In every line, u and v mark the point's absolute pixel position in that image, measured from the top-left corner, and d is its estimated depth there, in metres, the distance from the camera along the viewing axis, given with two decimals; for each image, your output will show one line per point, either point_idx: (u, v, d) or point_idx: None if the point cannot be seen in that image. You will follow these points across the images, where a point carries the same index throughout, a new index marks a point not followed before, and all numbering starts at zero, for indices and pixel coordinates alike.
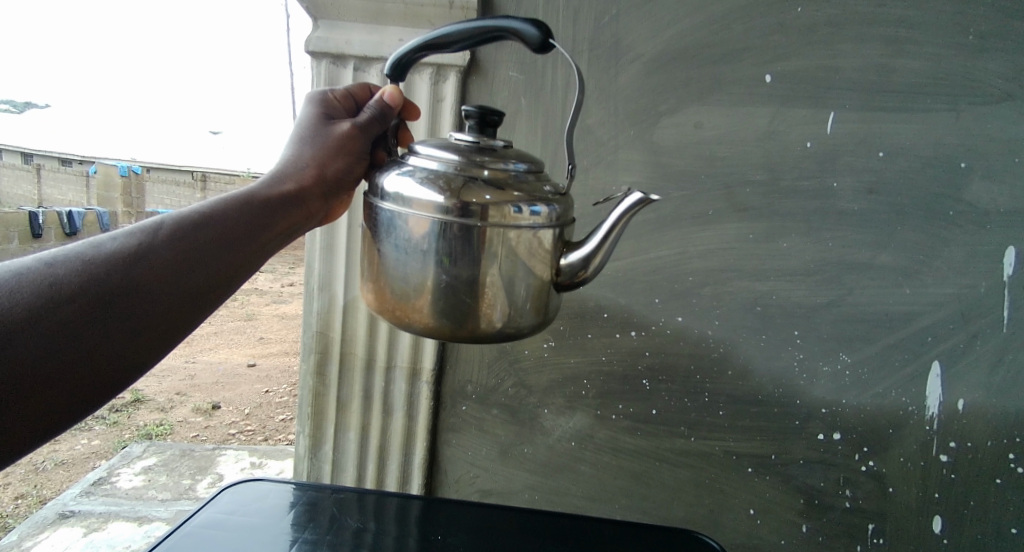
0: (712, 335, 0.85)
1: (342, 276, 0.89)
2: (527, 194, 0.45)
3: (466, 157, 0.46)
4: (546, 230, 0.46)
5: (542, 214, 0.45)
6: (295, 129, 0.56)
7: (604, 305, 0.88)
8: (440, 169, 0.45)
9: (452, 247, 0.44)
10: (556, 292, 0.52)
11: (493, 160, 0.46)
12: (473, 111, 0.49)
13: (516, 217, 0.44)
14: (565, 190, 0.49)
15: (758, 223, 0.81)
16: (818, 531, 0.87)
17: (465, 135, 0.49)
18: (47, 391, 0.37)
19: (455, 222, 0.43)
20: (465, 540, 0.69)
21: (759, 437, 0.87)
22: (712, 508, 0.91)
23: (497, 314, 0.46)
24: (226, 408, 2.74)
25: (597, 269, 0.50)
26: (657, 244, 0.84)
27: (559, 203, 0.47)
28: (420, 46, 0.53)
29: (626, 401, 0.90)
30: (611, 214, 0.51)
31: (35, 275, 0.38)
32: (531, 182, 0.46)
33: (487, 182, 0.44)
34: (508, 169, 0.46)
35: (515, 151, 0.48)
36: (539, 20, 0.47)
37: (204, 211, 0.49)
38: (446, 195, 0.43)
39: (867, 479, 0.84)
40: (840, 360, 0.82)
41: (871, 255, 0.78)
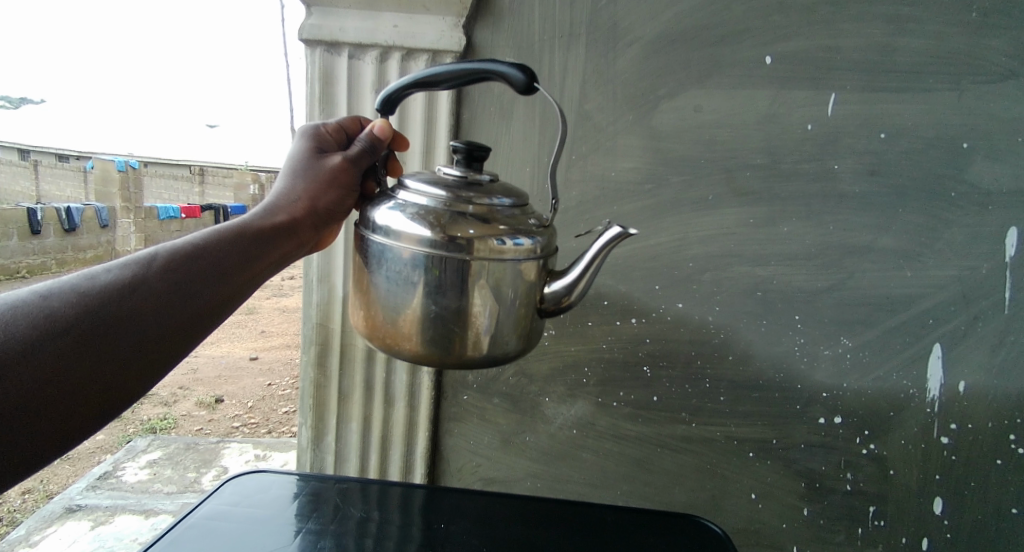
0: (713, 321, 0.85)
1: (341, 267, 0.89)
2: (514, 227, 0.46)
3: (454, 192, 0.47)
4: (531, 261, 0.48)
5: (529, 247, 0.47)
6: (290, 162, 0.58)
7: (604, 293, 0.88)
8: (428, 205, 0.47)
9: (441, 275, 0.45)
10: (541, 318, 0.53)
11: (481, 195, 0.47)
12: (462, 146, 0.50)
13: (503, 251, 0.45)
14: (549, 222, 0.51)
15: (759, 206, 0.80)
16: (819, 514, 0.88)
17: (450, 169, 0.51)
18: (37, 425, 0.37)
19: (444, 254, 0.45)
20: (469, 528, 0.70)
21: (760, 422, 0.87)
22: (714, 493, 0.91)
23: (486, 340, 0.47)
24: (228, 401, 2.75)
25: (581, 294, 0.52)
26: (656, 230, 0.84)
27: (545, 235, 0.49)
28: (410, 84, 0.54)
29: (627, 388, 0.90)
30: (593, 245, 0.53)
31: (29, 308, 0.38)
32: (517, 217, 0.48)
33: (475, 217, 0.46)
34: (495, 204, 0.47)
35: (502, 187, 0.50)
36: (525, 65, 0.49)
37: (199, 241, 0.48)
38: (436, 231, 0.45)
39: (868, 462, 0.85)
40: (841, 344, 0.82)
41: (872, 238, 0.78)
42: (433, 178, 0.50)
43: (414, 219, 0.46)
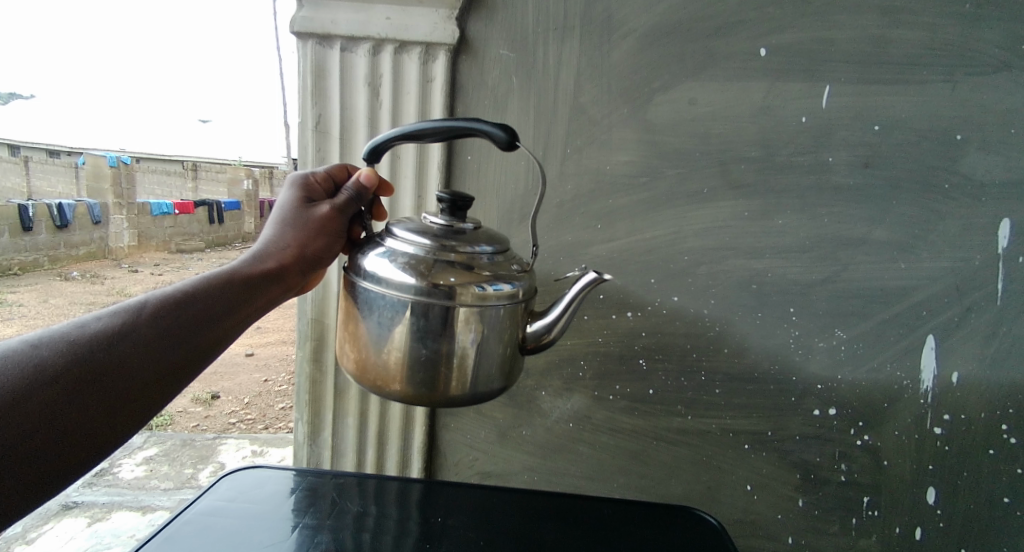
0: (708, 314, 0.85)
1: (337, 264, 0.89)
2: (494, 275, 0.56)
3: (441, 243, 0.56)
4: (508, 304, 0.57)
5: (508, 292, 0.56)
6: (279, 212, 0.64)
7: (600, 286, 0.88)
8: (418, 254, 0.56)
9: (429, 321, 0.54)
10: (522, 352, 0.63)
11: (465, 245, 0.56)
12: (447, 198, 0.59)
13: (483, 296, 0.54)
14: (525, 266, 0.60)
15: (754, 199, 0.80)
16: (814, 505, 0.89)
17: (436, 218, 0.60)
18: (31, 462, 0.41)
19: (431, 302, 0.54)
20: (465, 521, 0.70)
21: (755, 414, 0.87)
22: (710, 484, 0.92)
23: (467, 379, 0.56)
24: (225, 397, 2.74)
25: (559, 332, 0.63)
26: (652, 223, 0.84)
27: (521, 279, 0.58)
28: (398, 136, 0.62)
29: (622, 381, 0.91)
30: (572, 289, 0.63)
31: (19, 357, 0.42)
32: (497, 264, 0.57)
33: (459, 266, 0.55)
34: (477, 252, 0.56)
35: (483, 235, 0.59)
36: (506, 125, 0.57)
37: (187, 289, 0.53)
38: (426, 280, 0.53)
39: (862, 453, 0.85)
40: (836, 336, 0.82)
41: (867, 230, 0.78)
42: (422, 227, 0.59)
43: (405, 267, 0.55)
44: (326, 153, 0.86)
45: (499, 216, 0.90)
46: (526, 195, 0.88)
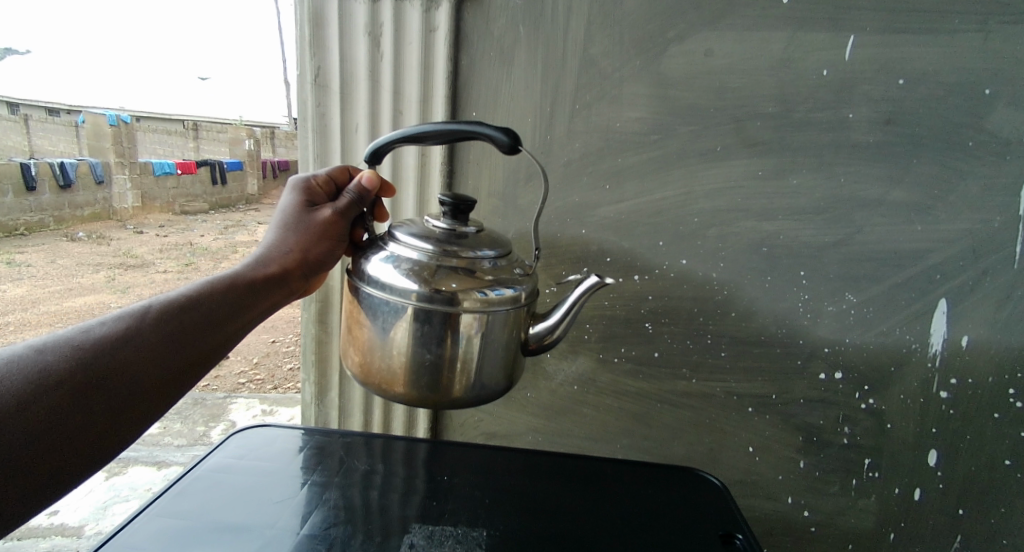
0: (717, 278, 0.84)
1: None
2: (495, 279, 0.57)
3: (443, 248, 0.57)
4: (510, 307, 0.58)
5: (510, 295, 0.57)
6: (280, 217, 0.66)
7: (607, 249, 0.87)
8: (420, 258, 0.57)
9: (431, 326, 0.55)
10: (523, 354, 0.65)
11: (466, 250, 0.57)
12: (450, 201, 0.60)
13: (487, 301, 0.56)
14: (527, 270, 0.62)
15: (768, 158, 0.78)
16: (814, 467, 0.90)
17: (438, 222, 0.61)
18: (37, 467, 0.41)
19: (434, 307, 0.55)
20: (471, 480, 0.71)
21: (760, 377, 0.87)
22: (712, 446, 0.92)
23: (471, 382, 0.58)
24: (234, 358, 2.77)
25: (560, 335, 0.65)
26: (661, 183, 0.82)
27: (522, 283, 0.59)
28: (399, 139, 0.63)
29: (628, 344, 0.91)
30: (574, 292, 0.65)
31: (25, 362, 0.43)
32: (499, 268, 0.58)
33: (461, 271, 0.56)
34: (479, 257, 0.58)
35: (484, 239, 0.60)
36: (509, 129, 0.58)
37: (191, 293, 0.54)
38: (428, 285, 0.55)
39: (866, 416, 0.85)
40: (845, 300, 0.81)
41: (884, 190, 0.76)
42: (424, 231, 0.60)
43: (408, 272, 0.56)
44: (326, 108, 0.86)
45: (504, 176, 0.88)
46: (532, 154, 0.86)
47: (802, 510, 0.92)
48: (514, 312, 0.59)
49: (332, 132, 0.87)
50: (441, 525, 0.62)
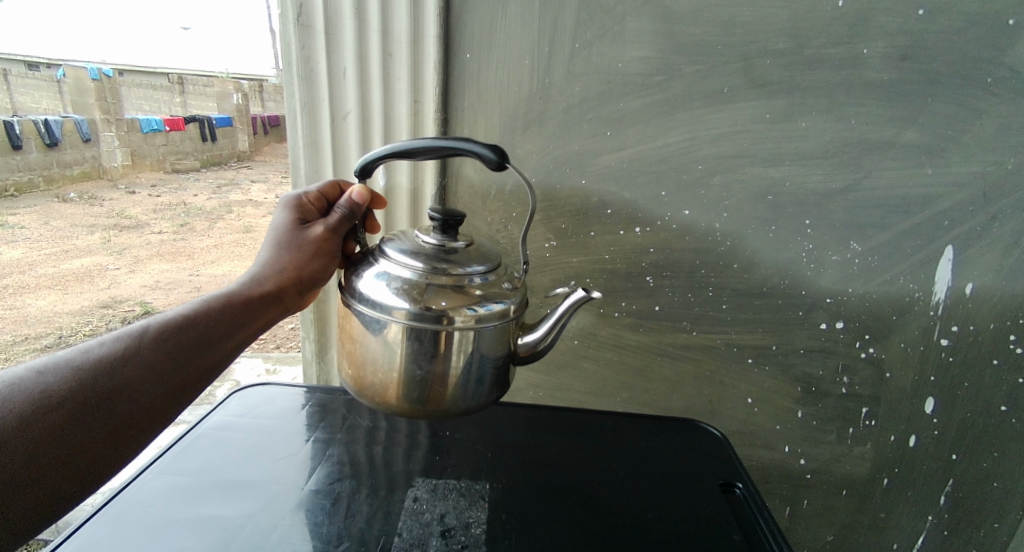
0: (721, 228, 0.82)
1: (331, 176, 0.88)
2: (483, 296, 0.55)
3: (431, 265, 0.55)
4: (501, 322, 0.56)
5: (499, 312, 0.56)
6: (274, 235, 0.65)
7: (607, 201, 0.85)
8: (409, 276, 0.55)
9: (422, 343, 0.54)
10: (515, 364, 0.64)
11: (455, 267, 0.55)
12: (439, 216, 0.58)
13: (477, 317, 0.54)
14: (518, 282, 0.60)
15: (777, 99, 0.75)
16: (813, 416, 0.90)
17: (424, 238, 0.59)
18: (35, 485, 0.43)
19: (423, 326, 0.53)
20: (473, 435, 0.70)
21: (761, 328, 0.87)
22: (711, 398, 0.93)
23: (464, 394, 0.57)
24: None
25: (549, 346, 0.63)
26: (665, 128, 0.79)
27: (513, 297, 0.57)
28: (386, 155, 0.60)
29: (629, 298, 0.90)
30: (562, 304, 0.63)
31: (26, 385, 0.45)
32: (488, 285, 0.56)
33: (451, 288, 0.54)
34: (467, 274, 0.56)
35: (471, 254, 0.58)
36: (496, 146, 0.56)
37: (186, 314, 0.55)
38: (417, 303, 0.53)
39: (866, 365, 0.85)
40: (851, 249, 0.79)
41: (896, 132, 0.73)
42: (412, 248, 0.57)
43: (396, 289, 0.54)
44: (312, 50, 0.82)
45: (501, 123, 0.85)
46: (530, 100, 0.83)
47: (799, 458, 0.93)
48: (503, 328, 0.57)
49: (319, 76, 0.83)
50: (444, 479, 0.63)
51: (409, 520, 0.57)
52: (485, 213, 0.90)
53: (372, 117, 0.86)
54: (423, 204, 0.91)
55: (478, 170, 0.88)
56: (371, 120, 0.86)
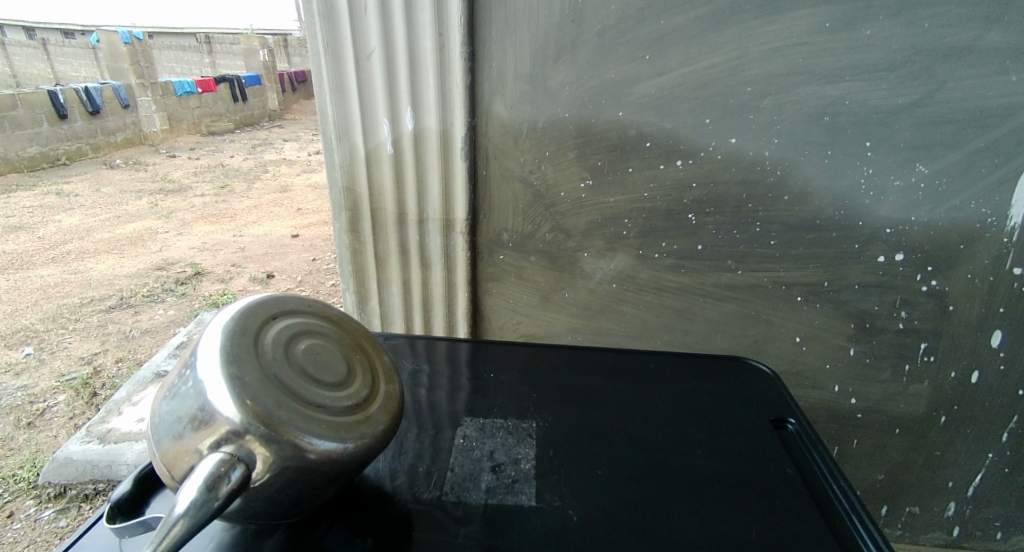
0: (770, 157, 0.77)
1: (358, 122, 0.86)
2: (280, 352, 0.44)
3: (254, 347, 0.43)
4: (265, 372, 0.42)
5: (270, 343, 0.44)
6: None
7: (646, 133, 0.80)
8: (311, 388, 0.44)
9: (323, 390, 0.44)
10: (364, 350, 0.52)
11: (281, 418, 0.41)
12: (203, 511, 0.38)
13: (248, 391, 0.41)
14: (262, 340, 0.44)
15: (838, 5, 0.68)
16: (867, 354, 0.86)
17: (192, 498, 0.38)
18: None
19: (369, 410, 0.47)
20: (517, 376, 0.69)
21: (812, 264, 0.82)
22: (757, 339, 0.89)
23: (366, 406, 0.47)
24: (280, 276, 2.70)
25: (342, 368, 0.47)
26: (710, 46, 0.73)
27: (275, 350, 0.44)
28: (194, 522, 0.38)
29: (670, 238, 0.86)
30: (265, 363, 0.43)
31: None
32: (261, 360, 0.43)
33: (316, 406, 0.43)
34: (278, 397, 0.41)
35: (161, 421, 0.43)
36: (234, 471, 0.39)
37: None
38: (362, 432, 0.45)
39: (927, 300, 0.80)
40: (916, 172, 0.73)
41: (976, 36, 0.66)
42: (220, 502, 0.39)
43: (305, 387, 0.43)
44: None
45: (532, 54, 0.80)
46: (562, 26, 0.78)
47: (850, 398, 0.90)
48: (246, 352, 0.43)
49: (341, 15, 0.80)
50: (492, 418, 0.62)
51: (460, 457, 0.57)
52: (517, 154, 0.87)
53: (396, 56, 0.82)
54: (454, 148, 0.87)
55: (508, 107, 0.84)
56: (396, 58, 0.82)
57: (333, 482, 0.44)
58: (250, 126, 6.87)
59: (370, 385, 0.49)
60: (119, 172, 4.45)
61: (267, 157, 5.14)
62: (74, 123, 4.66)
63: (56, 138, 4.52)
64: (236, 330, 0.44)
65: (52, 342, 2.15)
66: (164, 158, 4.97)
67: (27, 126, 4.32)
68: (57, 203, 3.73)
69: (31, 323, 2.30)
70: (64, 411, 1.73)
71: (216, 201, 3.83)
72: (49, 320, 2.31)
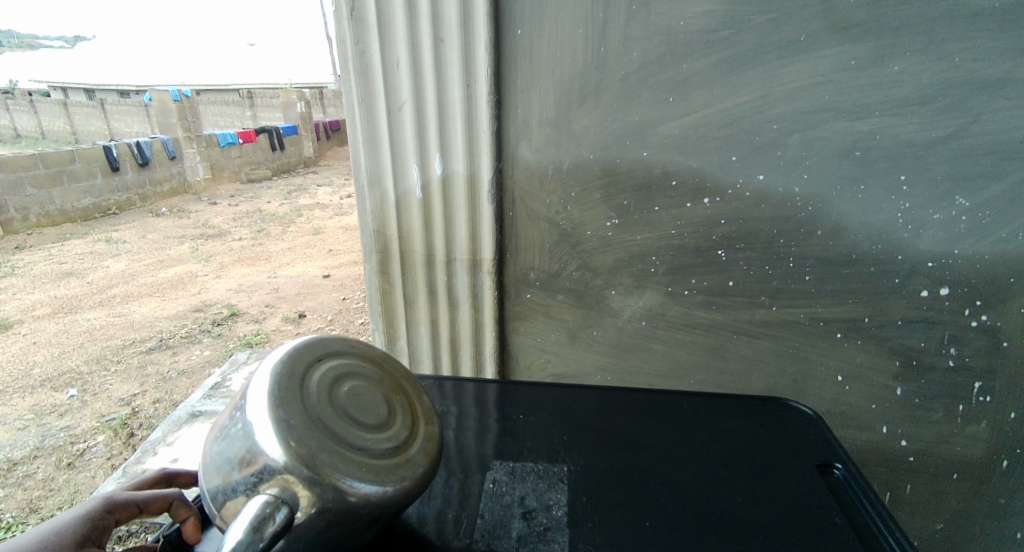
0: (800, 192, 0.76)
1: (389, 169, 0.89)
2: (324, 394, 0.45)
3: (300, 390, 0.44)
4: (309, 416, 0.43)
5: (313, 385, 0.45)
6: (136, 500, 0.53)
7: (672, 172, 0.80)
8: (354, 431, 0.44)
9: (364, 433, 0.45)
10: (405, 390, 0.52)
11: (323, 462, 0.41)
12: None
13: (293, 435, 0.41)
14: (307, 383, 0.45)
15: (863, 42, 0.68)
16: (914, 393, 0.82)
17: (238, 539, 0.38)
18: None
19: (408, 452, 0.47)
20: (547, 418, 0.68)
21: (850, 299, 0.80)
22: (796, 377, 0.86)
23: (406, 448, 0.47)
24: (312, 316, 2.75)
25: (383, 411, 0.47)
26: (733, 86, 0.74)
27: (319, 393, 0.45)
28: None
29: (700, 275, 0.84)
30: (310, 406, 0.43)
31: None
32: (305, 403, 0.43)
33: (356, 449, 0.43)
34: (321, 441, 0.42)
35: (213, 460, 0.44)
36: (279, 512, 0.40)
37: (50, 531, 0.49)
38: (401, 475, 0.45)
39: (978, 335, 0.76)
40: (955, 205, 0.71)
41: (1010, 67, 0.65)
42: (265, 543, 0.39)
43: (348, 431, 0.44)
44: (366, 44, 0.82)
45: (556, 100, 0.82)
46: (585, 72, 0.79)
47: (899, 439, 0.85)
48: (291, 395, 0.43)
49: (374, 71, 0.84)
50: (522, 462, 0.61)
51: (490, 502, 0.56)
52: (544, 195, 0.88)
53: (426, 106, 0.84)
54: (482, 192, 0.89)
55: (534, 150, 0.86)
56: (425, 108, 0.85)
57: (371, 526, 0.44)
58: (287, 172, 7.15)
59: (410, 426, 0.48)
60: (164, 219, 4.66)
61: (303, 202, 5.31)
62: (124, 174, 4.93)
63: (107, 188, 4.79)
64: (282, 373, 0.45)
65: (96, 383, 2.22)
66: (206, 204, 5.19)
67: (82, 178, 4.58)
68: (106, 249, 3.91)
69: (77, 364, 2.39)
70: (103, 451, 1.77)
71: (253, 244, 3.96)
72: (93, 361, 2.40)
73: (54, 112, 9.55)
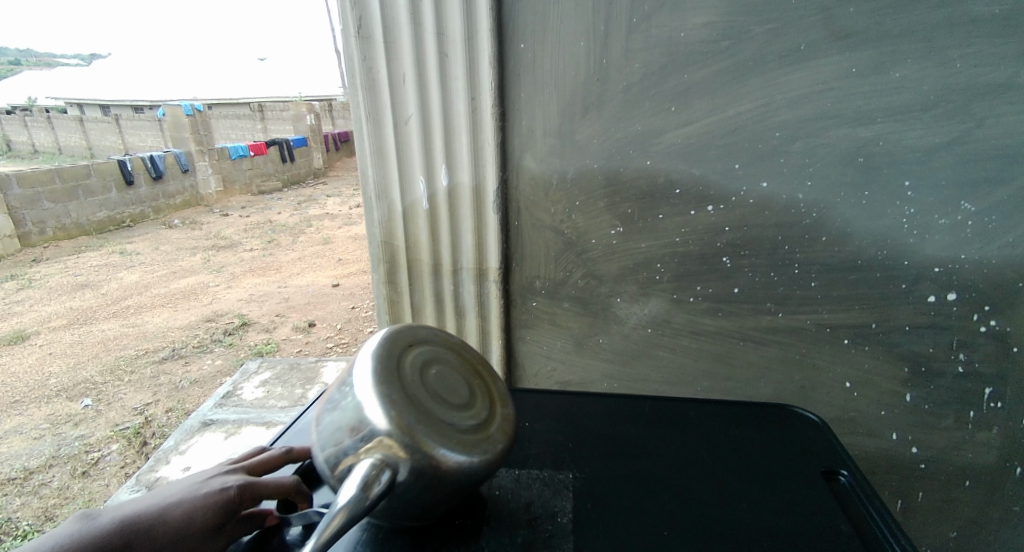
0: (804, 199, 0.76)
1: (396, 181, 0.90)
2: (419, 371, 0.49)
3: (397, 370, 0.48)
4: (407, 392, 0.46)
5: (409, 367, 0.49)
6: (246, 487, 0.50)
7: (675, 180, 0.81)
8: (443, 410, 0.47)
9: (451, 411, 0.48)
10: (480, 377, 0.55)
11: (422, 433, 0.44)
12: (357, 507, 0.40)
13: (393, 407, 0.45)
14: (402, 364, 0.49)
15: (864, 51, 0.69)
16: (924, 399, 0.82)
17: (350, 495, 0.41)
18: None
19: (489, 430, 0.50)
20: (553, 426, 0.69)
21: (857, 305, 0.79)
22: (803, 384, 0.86)
23: (486, 428, 0.50)
24: (321, 325, 2.77)
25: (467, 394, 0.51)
26: (736, 95, 0.75)
27: (412, 375, 0.48)
28: (349, 517, 0.40)
29: (705, 282, 0.85)
30: (406, 384, 0.47)
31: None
32: (404, 375, 0.48)
33: (447, 424, 0.46)
34: (419, 414, 0.45)
35: (323, 433, 0.47)
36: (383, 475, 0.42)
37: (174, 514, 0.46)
38: (485, 449, 0.48)
39: (987, 341, 0.76)
40: (961, 210, 0.71)
41: (1013, 73, 0.66)
42: (371, 502, 0.41)
43: (439, 408, 0.47)
44: (373, 60, 0.84)
45: (559, 111, 0.83)
46: (588, 84, 0.80)
47: (910, 446, 0.85)
48: (391, 374, 0.47)
49: (380, 86, 0.85)
50: (527, 469, 0.62)
51: (495, 509, 0.56)
52: (548, 205, 0.89)
53: (431, 118, 0.86)
54: (487, 202, 0.90)
55: (538, 160, 0.87)
56: (431, 120, 0.86)
57: (452, 491, 0.46)
58: (297, 184, 7.23)
59: (488, 409, 0.52)
60: (177, 231, 4.72)
61: (312, 212, 5.37)
62: (138, 187, 5.00)
63: (121, 201, 4.86)
64: (382, 355, 0.48)
65: (109, 393, 2.24)
66: (217, 216, 5.25)
67: (97, 192, 4.66)
68: (119, 261, 3.96)
69: (90, 375, 2.41)
70: (115, 460, 1.78)
71: (263, 255, 4.00)
72: (106, 372, 2.42)
73: (69, 127, 9.73)
